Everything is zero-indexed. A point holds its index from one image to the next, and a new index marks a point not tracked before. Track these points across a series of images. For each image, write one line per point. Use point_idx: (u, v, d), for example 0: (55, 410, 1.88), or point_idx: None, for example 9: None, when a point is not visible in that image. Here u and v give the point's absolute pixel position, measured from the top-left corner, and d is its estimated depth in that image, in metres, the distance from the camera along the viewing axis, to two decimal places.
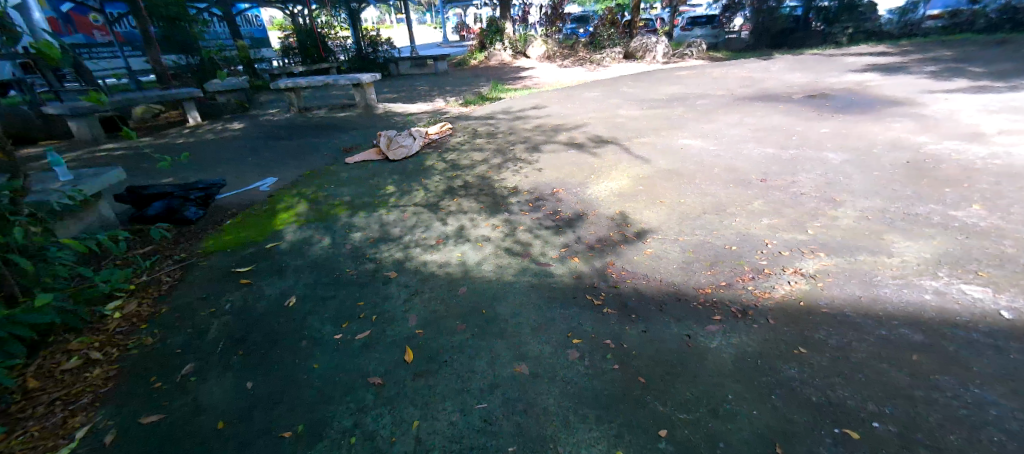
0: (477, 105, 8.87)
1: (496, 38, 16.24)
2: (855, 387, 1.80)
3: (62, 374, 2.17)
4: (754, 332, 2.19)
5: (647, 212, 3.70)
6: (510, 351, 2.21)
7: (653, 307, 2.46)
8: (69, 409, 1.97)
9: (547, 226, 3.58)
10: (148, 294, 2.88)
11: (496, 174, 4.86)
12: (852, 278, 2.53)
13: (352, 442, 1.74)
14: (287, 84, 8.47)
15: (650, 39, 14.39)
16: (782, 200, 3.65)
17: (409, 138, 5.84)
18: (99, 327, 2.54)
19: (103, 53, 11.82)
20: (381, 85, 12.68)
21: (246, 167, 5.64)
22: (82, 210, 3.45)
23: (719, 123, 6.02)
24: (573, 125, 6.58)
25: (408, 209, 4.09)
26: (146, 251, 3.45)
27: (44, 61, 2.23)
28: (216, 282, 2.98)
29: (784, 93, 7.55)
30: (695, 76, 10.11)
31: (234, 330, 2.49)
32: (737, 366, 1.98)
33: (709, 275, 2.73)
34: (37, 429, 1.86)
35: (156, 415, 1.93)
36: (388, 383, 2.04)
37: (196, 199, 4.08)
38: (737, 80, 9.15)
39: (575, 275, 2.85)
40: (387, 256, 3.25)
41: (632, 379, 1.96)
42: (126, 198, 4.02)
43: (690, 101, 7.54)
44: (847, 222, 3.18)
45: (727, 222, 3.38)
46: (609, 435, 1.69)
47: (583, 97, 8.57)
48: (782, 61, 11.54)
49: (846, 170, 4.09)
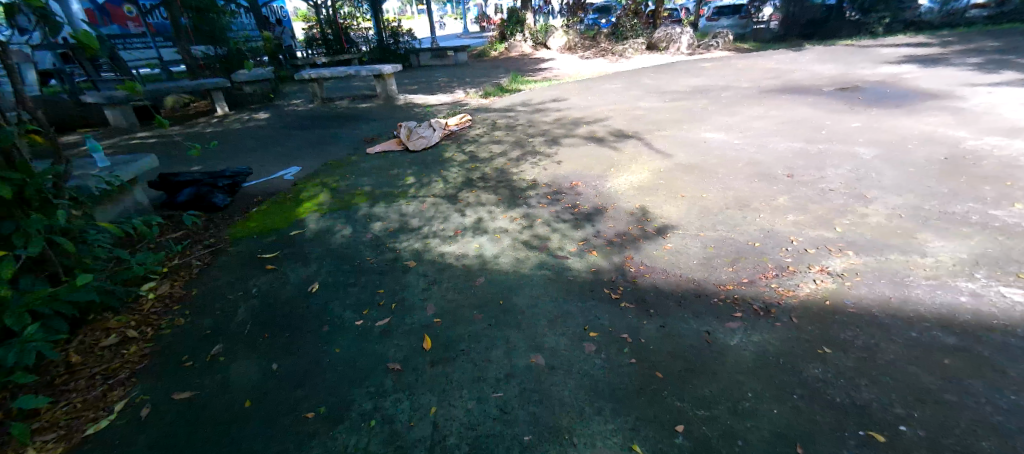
0: (496, 96, 8.88)
1: (517, 29, 16.13)
2: (881, 388, 1.75)
3: (101, 350, 2.29)
4: (776, 330, 2.15)
5: (666, 207, 3.65)
6: (526, 342, 2.22)
7: (672, 303, 2.45)
8: (108, 383, 2.08)
9: (564, 219, 3.58)
10: (180, 277, 2.99)
11: (514, 167, 4.85)
12: (881, 277, 2.45)
13: (371, 425, 1.79)
14: (310, 75, 8.61)
15: (674, 29, 14.13)
16: (808, 196, 3.54)
17: (428, 130, 5.87)
18: (135, 306, 2.66)
19: (136, 44, 12.10)
20: (401, 76, 12.80)
21: (271, 156, 5.78)
22: (119, 195, 3.59)
23: (742, 117, 5.87)
24: (593, 118, 6.51)
25: (426, 200, 4.13)
26: (179, 236, 3.58)
27: (84, 51, 2.36)
28: (244, 267, 3.08)
29: (813, 86, 7.30)
30: (720, 67, 9.89)
31: (260, 314, 2.57)
32: (756, 364, 1.95)
33: (730, 271, 2.69)
34: (79, 401, 1.97)
35: (188, 392, 2.01)
36: (406, 369, 2.09)
37: (223, 187, 4.21)
38: (764, 72, 8.90)
39: (593, 269, 2.85)
40: (406, 246, 3.29)
41: (648, 373, 1.95)
42: (158, 185, 4.18)
43: (713, 94, 7.35)
44: (877, 220, 3.08)
45: (750, 218, 3.31)
46: (625, 429, 1.69)
47: (603, 90, 8.48)
48: (813, 52, 11.13)
49: (877, 166, 3.94)
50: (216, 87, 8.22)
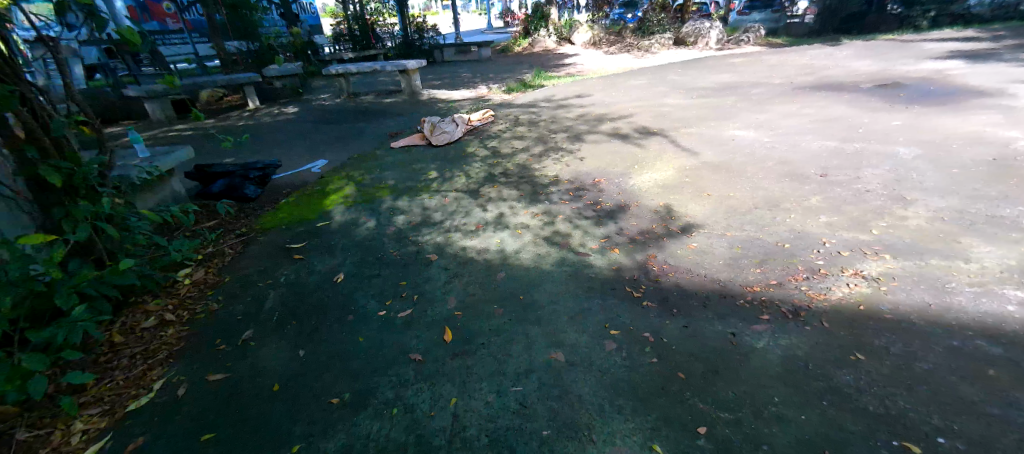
0: (519, 92, 8.86)
1: (541, 24, 16.02)
2: (919, 398, 1.68)
3: (142, 331, 2.41)
4: (806, 334, 2.08)
5: (691, 205, 3.58)
6: (546, 338, 2.22)
7: (696, 303, 2.40)
8: (148, 362, 2.19)
9: (587, 216, 3.55)
10: (213, 264, 3.11)
11: (537, 163, 4.83)
12: (920, 283, 2.34)
13: (393, 413, 1.83)
14: (337, 70, 8.77)
15: (703, 24, 13.79)
16: (843, 197, 3.41)
17: (451, 125, 5.91)
18: (172, 291, 2.78)
19: (173, 39, 12.53)
20: (425, 72, 12.91)
21: (299, 149, 5.93)
22: (158, 185, 3.75)
23: (773, 114, 5.69)
24: (617, 114, 6.43)
25: (449, 194, 4.16)
26: (212, 225, 3.72)
27: (127, 46, 2.46)
28: (273, 256, 3.18)
29: (850, 82, 7.01)
30: (750, 63, 9.59)
31: (288, 301, 2.65)
32: (784, 368, 1.90)
33: (757, 272, 2.63)
34: (122, 378, 2.08)
35: (221, 374, 2.10)
36: (427, 360, 2.12)
37: (254, 178, 4.35)
38: (797, 68, 8.59)
39: (614, 267, 2.82)
40: (428, 239, 3.33)
41: (670, 373, 1.93)
42: (194, 175, 4.35)
43: (743, 90, 7.15)
44: (917, 223, 2.94)
45: (780, 218, 3.21)
46: (646, 428, 1.67)
47: (628, 85, 8.35)
48: (851, 47, 10.67)
49: (918, 167, 3.76)
50: (248, 81, 8.47)
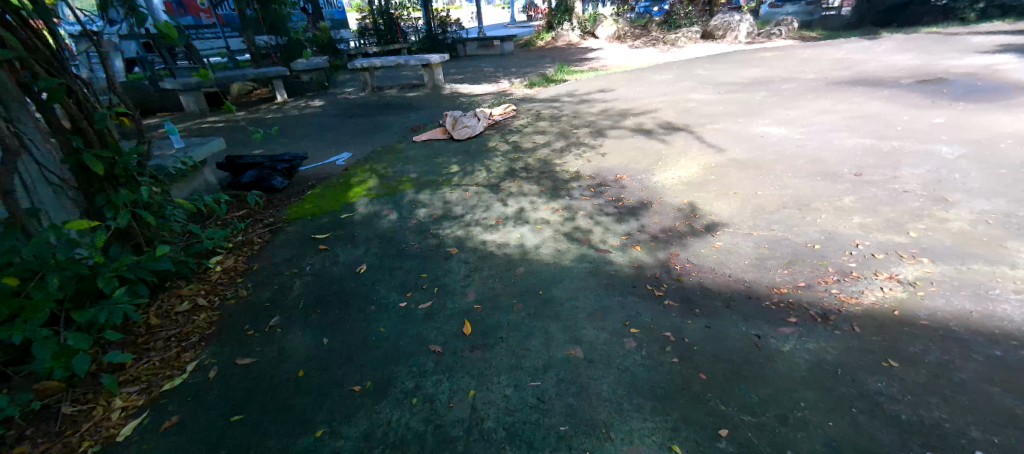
0: (542, 87, 8.80)
1: (565, 18, 15.85)
2: (956, 409, 1.61)
3: (176, 315, 2.51)
4: (835, 339, 2.02)
5: (717, 203, 3.50)
6: (565, 334, 2.22)
7: (719, 303, 2.35)
8: (181, 345, 2.28)
9: (608, 213, 3.51)
10: (243, 252, 3.21)
11: (558, 158, 4.80)
12: (961, 289, 2.23)
13: (412, 402, 1.86)
14: (362, 64, 8.89)
15: (733, 17, 13.39)
16: (878, 197, 3.28)
17: (473, 119, 5.92)
18: (204, 277, 2.89)
19: (207, 34, 12.94)
20: (448, 66, 12.96)
21: (325, 142, 6.05)
22: (192, 175, 3.90)
23: (805, 110, 5.49)
24: (642, 110, 6.32)
25: (470, 188, 4.18)
26: (242, 214, 3.84)
27: (165, 41, 2.56)
28: (299, 246, 3.27)
29: (889, 77, 6.70)
30: (782, 57, 9.27)
31: (313, 290, 2.72)
32: (811, 373, 1.84)
33: (785, 274, 2.55)
34: (158, 359, 2.18)
35: (249, 358, 2.17)
36: (446, 352, 2.14)
37: (282, 170, 4.46)
38: (832, 62, 8.25)
39: (636, 265, 2.79)
40: (449, 233, 3.36)
41: (691, 374, 1.90)
42: (225, 166, 4.49)
43: (773, 85, 6.92)
44: (958, 226, 2.80)
45: (810, 218, 3.11)
46: (665, 428, 1.65)
47: (653, 80, 8.19)
48: (891, 40, 10.17)
49: (962, 167, 3.57)
50: (276, 75, 8.67)
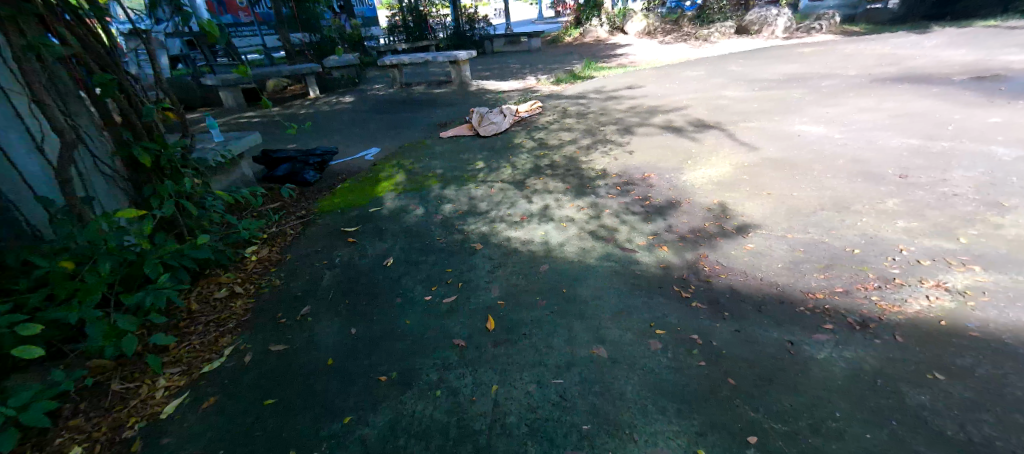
0: (568, 83, 8.73)
1: (593, 13, 15.64)
2: (1008, 426, 1.51)
3: (215, 301, 2.63)
4: (874, 348, 1.93)
5: (749, 204, 3.39)
6: (589, 333, 2.20)
7: (750, 307, 2.29)
8: (219, 330, 2.39)
9: (635, 212, 3.46)
10: (276, 243, 3.33)
11: (584, 156, 4.76)
12: (1017, 300, 2.09)
13: (437, 394, 1.88)
14: (391, 61, 9.04)
15: (769, 11, 12.91)
16: (925, 201, 3.11)
17: (499, 116, 5.94)
18: (240, 265, 3.01)
19: (245, 32, 13.43)
20: (475, 63, 13.02)
21: (354, 137, 6.18)
22: (230, 168, 4.06)
23: (846, 108, 5.25)
24: (671, 107, 6.18)
25: (495, 185, 4.19)
26: (276, 207, 3.97)
27: (207, 39, 2.67)
28: (329, 238, 3.36)
29: (939, 74, 6.32)
30: (822, 53, 8.88)
31: (342, 281, 2.79)
32: (848, 383, 1.76)
33: (821, 278, 2.45)
34: (197, 342, 2.28)
35: (282, 345, 2.25)
36: (470, 347, 2.16)
37: (314, 164, 4.59)
38: (877, 58, 7.85)
39: (662, 265, 2.74)
40: (474, 228, 3.38)
41: (719, 378, 1.85)
42: (261, 160, 4.66)
43: (812, 82, 6.64)
44: (1015, 232, 2.63)
45: (850, 221, 2.97)
46: (691, 432, 1.62)
47: (683, 77, 8.00)
48: (942, 34, 9.59)
49: (1020, 170, 3.34)
50: (309, 72, 8.91)
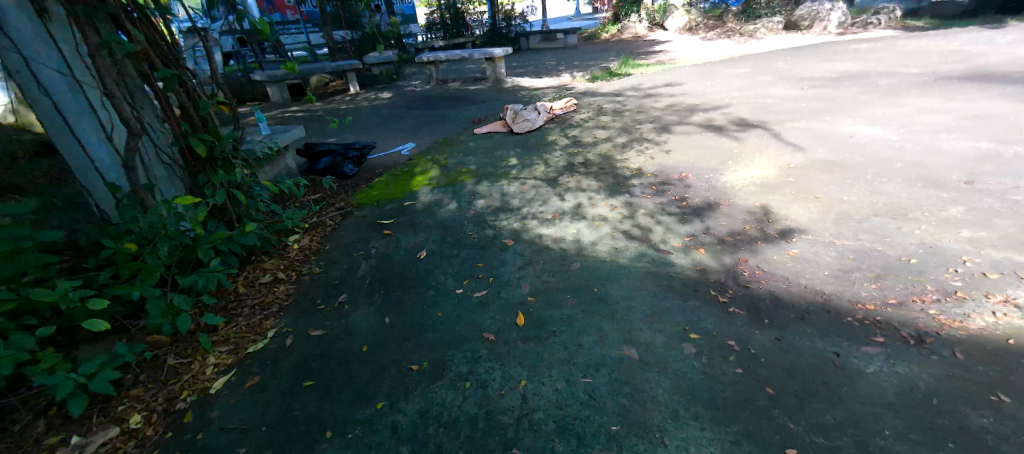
0: (605, 80, 8.59)
1: (633, 9, 15.31)
2: None
3: (260, 285, 2.76)
4: (930, 364, 1.80)
5: (793, 208, 3.24)
6: (620, 333, 2.17)
7: (792, 315, 2.19)
8: (263, 313, 2.51)
9: (671, 212, 3.37)
10: (317, 233, 3.46)
11: (619, 154, 4.68)
12: None
13: (466, 386, 1.91)
14: (429, 58, 9.18)
15: (822, 6, 12.24)
16: (993, 209, 2.87)
17: (533, 112, 5.92)
18: (283, 253, 3.15)
19: (292, 29, 13.98)
20: (510, 59, 13.03)
21: (392, 132, 6.33)
22: (276, 159, 4.25)
23: (905, 109, 4.91)
24: (712, 105, 5.97)
25: (527, 182, 4.19)
26: (317, 198, 4.13)
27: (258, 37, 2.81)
28: (366, 229, 3.46)
29: (1015, 72, 5.80)
30: (879, 49, 8.34)
31: (377, 272, 2.87)
32: (900, 400, 1.66)
33: (872, 288, 2.32)
34: (244, 324, 2.41)
35: (320, 330, 2.34)
36: (500, 341, 2.18)
37: (352, 157, 4.74)
38: (942, 55, 7.29)
39: (699, 268, 2.66)
40: (506, 225, 3.39)
41: (757, 387, 1.78)
42: (304, 153, 4.85)
43: (867, 80, 6.25)
44: None
45: (906, 229, 2.79)
46: (724, 440, 1.57)
47: (725, 74, 7.71)
48: (1020, 30, 8.79)
49: None
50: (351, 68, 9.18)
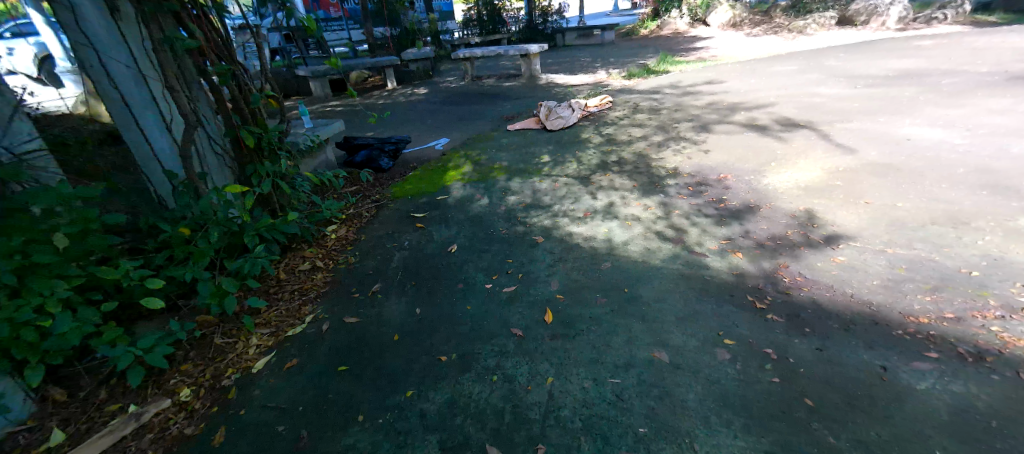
0: (642, 78, 8.42)
1: (673, 4, 14.89)
2: None
3: (299, 272, 2.89)
4: (991, 385, 1.67)
5: (841, 213, 3.07)
6: (650, 335, 2.13)
7: (836, 325, 2.08)
8: (302, 299, 2.62)
9: (707, 214, 3.27)
10: (353, 224, 3.57)
11: (655, 153, 4.58)
12: None
13: (493, 380, 1.93)
14: (465, 54, 9.25)
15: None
16: None
17: (568, 110, 5.87)
18: (322, 242, 3.27)
19: (335, 26, 14.42)
20: (546, 56, 12.95)
21: (426, 127, 6.44)
22: (317, 152, 4.41)
23: (971, 110, 4.55)
24: (755, 104, 5.74)
25: (559, 179, 4.16)
26: (354, 190, 4.26)
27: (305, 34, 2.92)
28: (400, 222, 3.54)
29: None
30: (944, 46, 7.76)
31: (409, 263, 2.94)
32: (955, 421, 1.55)
33: (926, 301, 2.17)
34: (284, 308, 2.53)
35: (354, 318, 2.42)
36: (527, 337, 2.18)
37: (388, 151, 4.86)
38: (1017, 52, 6.71)
39: (735, 272, 2.57)
40: (537, 221, 3.39)
41: (794, 398, 1.71)
42: (342, 146, 5.01)
43: (928, 79, 5.83)
44: None
45: (968, 239, 2.59)
46: (758, 450, 1.52)
47: (770, 72, 7.38)
48: None
49: None
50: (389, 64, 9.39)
